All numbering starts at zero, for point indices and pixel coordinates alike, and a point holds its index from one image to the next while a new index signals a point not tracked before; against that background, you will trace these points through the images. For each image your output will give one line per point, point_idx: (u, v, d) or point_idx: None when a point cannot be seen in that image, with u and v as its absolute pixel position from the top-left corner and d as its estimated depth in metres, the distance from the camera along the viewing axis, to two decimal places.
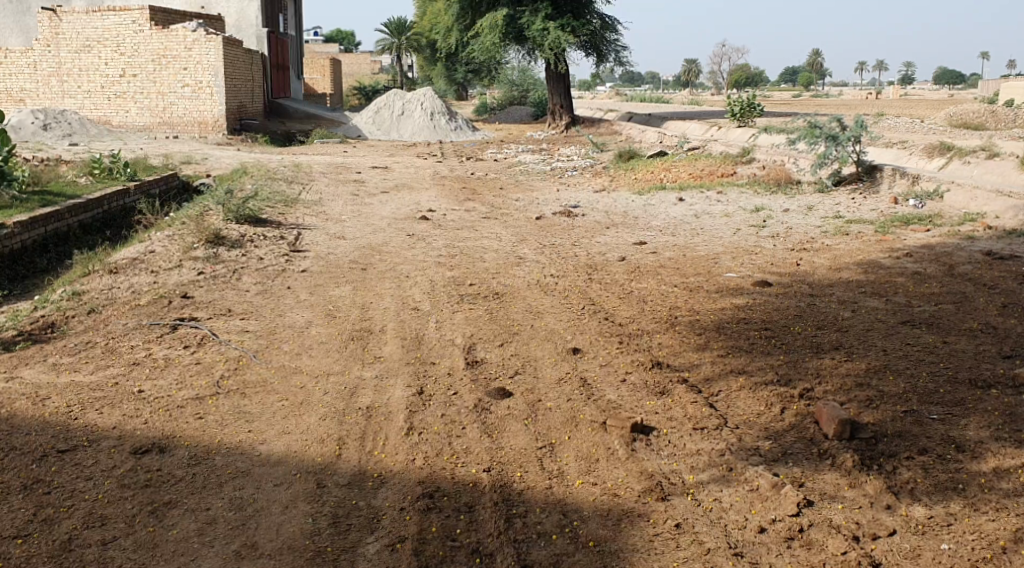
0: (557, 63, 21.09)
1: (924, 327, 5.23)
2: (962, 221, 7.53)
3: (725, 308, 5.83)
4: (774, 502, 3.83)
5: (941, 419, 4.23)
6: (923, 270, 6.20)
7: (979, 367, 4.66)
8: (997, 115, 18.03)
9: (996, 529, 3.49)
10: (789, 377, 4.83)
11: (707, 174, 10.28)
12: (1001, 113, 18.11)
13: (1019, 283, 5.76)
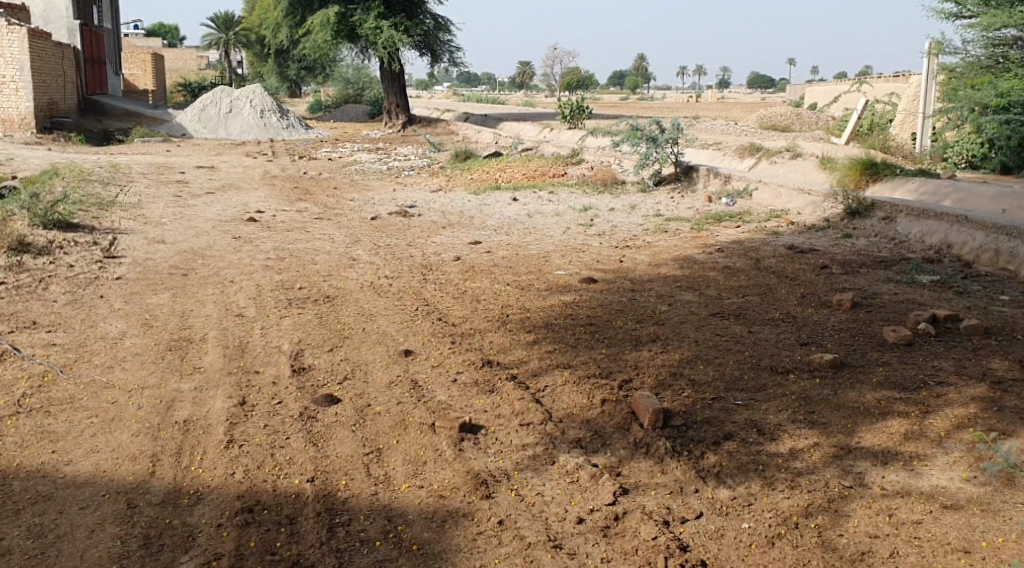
0: (390, 62, 20.94)
1: (733, 318, 5.59)
2: (768, 218, 8.10)
3: (554, 305, 5.97)
4: (592, 493, 3.97)
5: (745, 405, 4.54)
6: (733, 264, 6.62)
7: (779, 354, 5.02)
8: (801, 118, 19.57)
9: (790, 505, 3.76)
10: (611, 370, 5.03)
11: (540, 174, 10.52)
12: (804, 116, 19.65)
13: (816, 275, 6.25)
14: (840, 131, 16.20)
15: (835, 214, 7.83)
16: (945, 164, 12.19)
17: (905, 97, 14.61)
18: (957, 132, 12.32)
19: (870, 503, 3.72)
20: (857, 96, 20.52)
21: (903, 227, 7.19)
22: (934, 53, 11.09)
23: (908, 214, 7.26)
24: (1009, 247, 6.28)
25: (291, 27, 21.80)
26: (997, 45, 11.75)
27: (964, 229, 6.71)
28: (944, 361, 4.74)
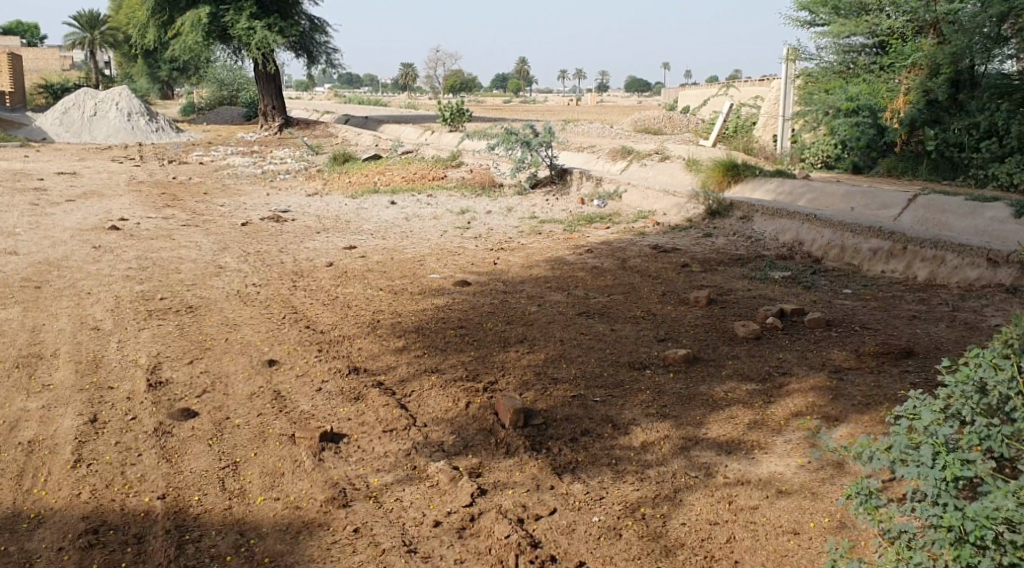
0: (265, 63, 20.57)
1: (597, 317, 5.75)
2: (636, 219, 8.36)
3: (426, 308, 5.99)
4: (451, 495, 3.99)
5: (602, 401, 4.70)
6: (601, 264, 6.80)
7: (639, 351, 5.22)
8: (673, 121, 20.32)
9: (638, 496, 3.92)
10: (477, 372, 5.07)
11: (418, 177, 10.53)
12: (676, 118, 20.46)
13: (678, 273, 6.50)
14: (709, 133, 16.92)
15: (697, 214, 8.15)
16: (803, 164, 12.89)
17: (769, 100, 15.40)
18: (812, 134, 13.01)
19: (712, 492, 3.92)
20: (722, 99, 21.36)
21: (760, 226, 7.57)
22: (789, 60, 11.62)
23: (763, 213, 7.64)
24: (854, 244, 6.71)
25: (160, 26, 21.00)
26: (847, 52, 13.03)
27: (815, 227, 7.12)
28: (788, 352, 5.02)
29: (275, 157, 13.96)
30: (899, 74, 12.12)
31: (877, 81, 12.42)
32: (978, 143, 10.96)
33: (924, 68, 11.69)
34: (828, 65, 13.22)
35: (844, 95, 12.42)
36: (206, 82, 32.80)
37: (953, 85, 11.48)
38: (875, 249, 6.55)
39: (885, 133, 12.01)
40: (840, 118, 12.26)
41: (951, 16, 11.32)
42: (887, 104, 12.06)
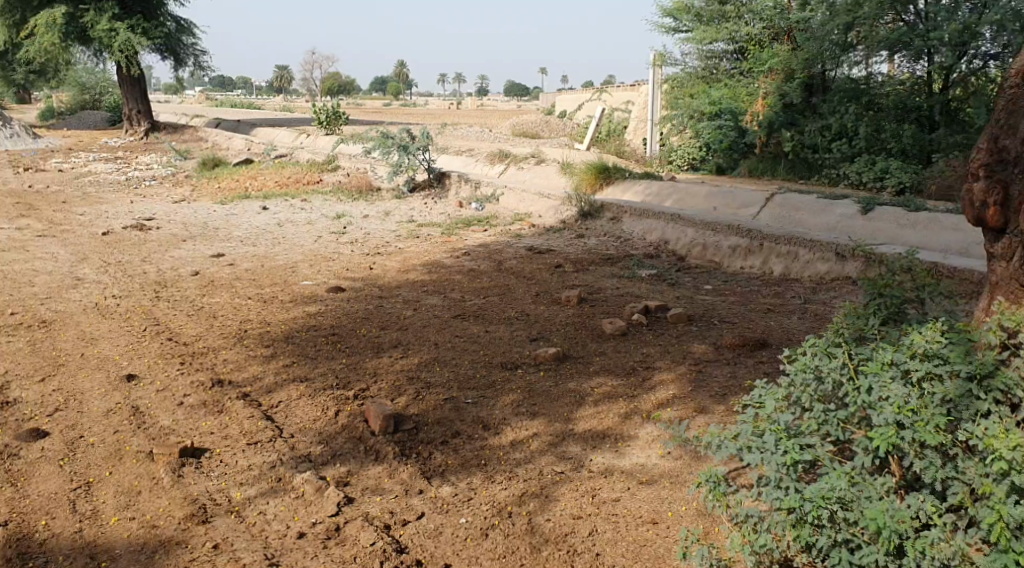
0: (129, 65, 19.75)
1: (471, 319, 5.80)
2: (513, 222, 8.48)
3: (297, 316, 5.88)
4: (316, 505, 3.91)
5: (474, 403, 4.74)
6: (477, 266, 6.88)
7: (511, 351, 5.29)
8: (551, 123, 20.91)
9: (506, 495, 3.96)
10: (348, 379, 5.01)
11: (293, 182, 10.66)
12: (553, 122, 20.95)
13: (552, 274, 6.64)
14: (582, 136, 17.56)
15: (570, 216, 8.36)
16: (670, 165, 13.67)
17: (638, 104, 16.07)
18: (679, 137, 13.90)
19: (577, 486, 4.01)
20: (596, 103, 22.06)
21: (628, 227, 7.86)
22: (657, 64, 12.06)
23: (631, 213, 7.93)
24: (714, 242, 7.05)
25: (11, 26, 19.86)
26: (709, 57, 13.97)
27: (678, 227, 7.44)
28: (652, 347, 5.19)
29: (141, 163, 13.52)
30: (757, 78, 12.99)
31: (737, 84, 13.35)
32: (829, 144, 11.76)
33: (780, 73, 12.58)
34: (692, 70, 14.07)
35: (708, 99, 13.25)
36: (66, 86, 31.28)
37: (807, 89, 12.33)
38: (734, 246, 6.89)
39: (745, 134, 12.90)
40: (704, 122, 13.13)
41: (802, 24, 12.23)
42: (747, 108, 12.96)
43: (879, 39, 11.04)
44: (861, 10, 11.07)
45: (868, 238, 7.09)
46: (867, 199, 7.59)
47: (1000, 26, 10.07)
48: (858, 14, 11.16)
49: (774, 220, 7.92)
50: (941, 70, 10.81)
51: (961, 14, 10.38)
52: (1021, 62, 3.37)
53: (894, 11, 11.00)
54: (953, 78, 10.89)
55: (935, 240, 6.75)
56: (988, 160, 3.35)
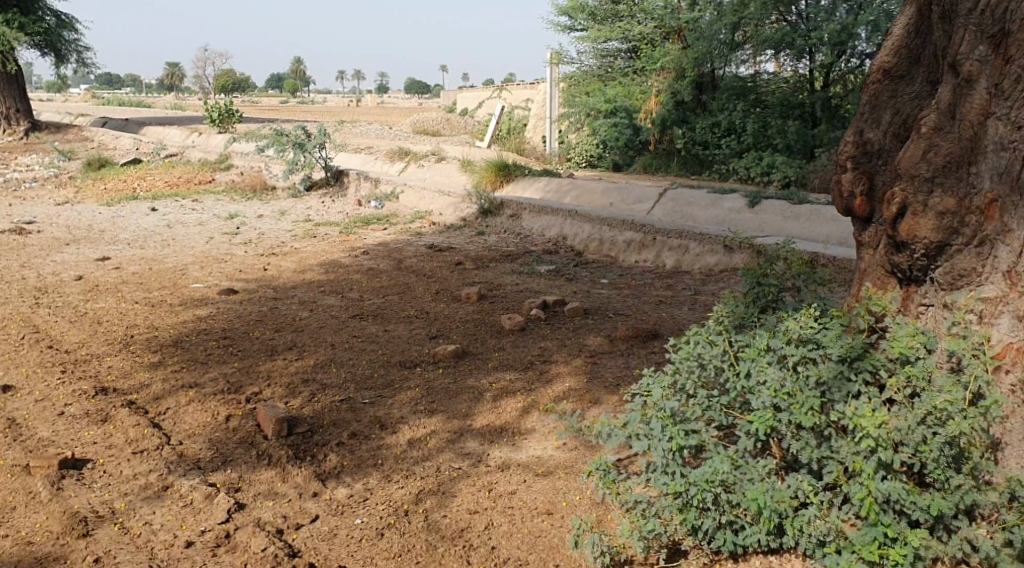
0: (5, 62, 18.78)
1: (369, 318, 5.79)
2: (413, 219, 8.82)
3: (186, 320, 5.71)
4: (205, 513, 3.77)
5: (371, 403, 4.69)
6: (375, 266, 6.96)
7: (409, 350, 5.29)
8: (451, 123, 20.85)
9: (403, 494, 3.92)
10: (240, 383, 4.89)
11: (184, 182, 10.61)
12: (454, 120, 21.05)
13: (450, 272, 6.79)
14: (482, 134, 18.16)
15: (470, 213, 8.79)
16: (568, 162, 14.20)
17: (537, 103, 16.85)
18: (577, 134, 14.34)
19: (474, 481, 4.01)
20: (497, 102, 22.39)
21: (526, 223, 8.27)
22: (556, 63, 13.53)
23: (530, 211, 8.29)
24: (610, 237, 7.37)
25: None
26: (604, 56, 14.47)
27: (575, 222, 7.79)
28: (549, 342, 5.30)
29: (20, 164, 12.97)
30: (650, 76, 13.56)
31: (632, 82, 13.88)
32: (719, 139, 12.30)
33: (672, 71, 13.12)
34: (589, 69, 14.57)
35: (603, 98, 13.76)
36: None
37: (697, 86, 12.93)
38: (629, 240, 7.21)
39: (640, 132, 13.40)
40: (601, 119, 13.57)
41: (691, 24, 12.75)
42: (641, 105, 13.44)
43: (765, 39, 11.68)
44: (747, 11, 11.70)
45: (756, 231, 7.45)
46: (753, 192, 7.99)
47: (874, 27, 10.78)
48: (744, 15, 11.78)
49: (666, 215, 8.27)
50: (822, 69, 11.56)
51: (839, 16, 11.08)
52: (880, 59, 3.53)
53: (777, 13, 11.73)
54: (833, 76, 11.64)
55: (817, 231, 7.11)
56: (854, 153, 3.49)
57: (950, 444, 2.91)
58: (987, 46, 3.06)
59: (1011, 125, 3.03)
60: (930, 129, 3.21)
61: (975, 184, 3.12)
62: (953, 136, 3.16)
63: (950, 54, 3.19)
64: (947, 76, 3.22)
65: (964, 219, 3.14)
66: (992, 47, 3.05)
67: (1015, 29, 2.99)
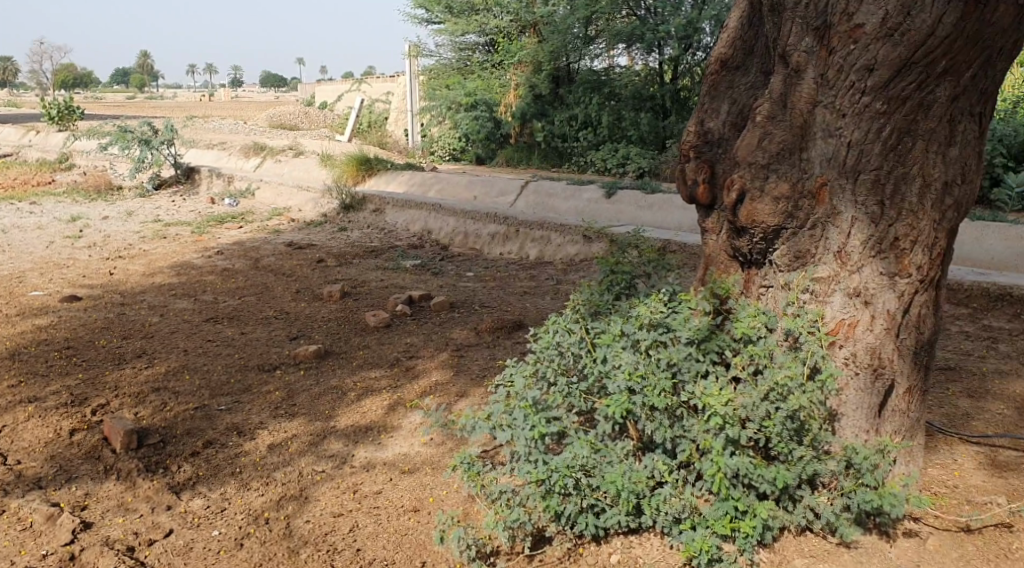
0: None
1: (225, 322, 5.60)
2: (271, 216, 8.92)
3: (23, 331, 5.31)
4: (47, 536, 3.49)
5: (228, 409, 4.51)
6: (231, 266, 6.80)
7: (268, 352, 5.15)
8: (310, 116, 20.62)
9: (262, 502, 3.78)
10: (84, 395, 4.59)
11: (20, 183, 10.06)
12: (312, 114, 20.67)
13: (310, 270, 6.74)
14: (342, 129, 18.17)
15: (332, 209, 8.97)
16: (432, 156, 14.65)
17: (396, 95, 17.07)
18: (438, 128, 14.79)
19: (337, 484, 3.91)
20: (355, 97, 22.23)
21: (389, 218, 8.53)
22: (412, 57, 13.73)
23: (393, 205, 8.56)
24: (475, 230, 7.67)
25: None
26: (462, 49, 14.76)
27: (439, 216, 8.10)
28: (414, 337, 5.31)
29: None
30: (507, 70, 13.96)
31: (490, 76, 14.18)
32: (576, 133, 12.98)
33: (528, 65, 13.61)
34: (447, 62, 14.84)
35: (463, 91, 14.17)
36: None
37: (554, 80, 13.53)
38: (493, 233, 7.52)
39: (500, 125, 14.03)
40: (462, 113, 14.04)
41: (547, 18, 13.10)
42: (500, 98, 13.94)
43: (617, 33, 12.17)
44: (598, 5, 12.20)
45: (612, 221, 7.76)
46: (610, 183, 8.31)
47: (716, 21, 11.50)
48: (595, 9, 12.26)
49: (528, 206, 8.63)
50: (671, 61, 12.17)
51: (684, 11, 11.71)
52: (719, 50, 3.69)
53: (627, 9, 12.32)
54: (681, 69, 12.25)
55: (668, 218, 7.43)
56: (697, 142, 3.62)
57: (792, 417, 3.05)
58: (812, 38, 3.18)
59: (836, 113, 3.17)
60: (764, 118, 3.35)
61: (807, 169, 3.27)
62: (785, 124, 3.29)
63: (780, 46, 3.33)
64: (779, 67, 3.35)
65: (798, 203, 3.29)
66: (817, 39, 3.17)
67: (836, 22, 3.10)
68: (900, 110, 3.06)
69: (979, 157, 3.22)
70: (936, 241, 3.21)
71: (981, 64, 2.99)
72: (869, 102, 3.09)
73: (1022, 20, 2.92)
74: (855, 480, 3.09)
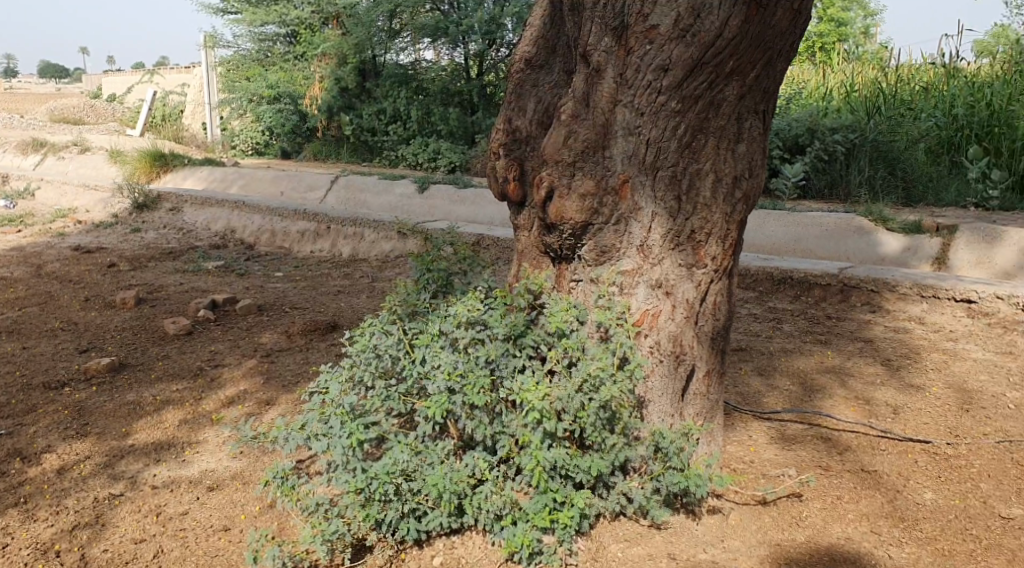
0: None
1: (2, 336, 5.01)
2: (54, 218, 8.13)
3: None
4: None
5: (7, 434, 4.03)
6: (9, 274, 6.11)
7: (54, 368, 4.66)
8: (96, 108, 19.08)
9: (51, 533, 3.36)
10: None
11: None
12: (100, 106, 19.03)
13: (102, 275, 6.20)
14: (134, 122, 16.99)
15: (124, 210, 8.38)
16: (234, 150, 14.43)
17: (192, 87, 16.17)
18: (240, 121, 14.46)
19: (139, 507, 3.56)
20: (146, 88, 20.86)
21: (188, 217, 8.08)
22: (209, 48, 12.94)
23: (192, 203, 8.17)
24: (282, 227, 7.40)
25: None
26: (262, 40, 14.33)
27: (242, 214, 7.78)
28: (220, 344, 5.01)
29: None
30: (310, 62, 13.86)
31: (292, 67, 14.00)
32: (385, 126, 12.91)
33: (333, 57, 13.35)
34: (245, 53, 14.36)
35: (264, 82, 13.79)
36: None
37: (360, 73, 13.25)
38: (303, 229, 7.28)
39: (306, 119, 13.88)
40: (264, 105, 13.76)
41: (350, 10, 12.85)
42: (304, 91, 13.87)
43: (422, 27, 12.08)
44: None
45: (426, 216, 7.75)
46: (422, 178, 8.27)
47: (518, 18, 11.67)
48: (399, 3, 12.17)
49: (340, 202, 8.50)
50: (476, 57, 12.19)
51: (487, 7, 11.75)
52: (522, 49, 3.71)
53: (431, 2, 12.21)
54: (486, 65, 12.31)
55: (480, 214, 7.44)
56: (504, 140, 3.65)
57: (604, 407, 3.13)
58: (610, 38, 3.28)
59: (635, 111, 3.28)
60: (569, 116, 3.41)
61: (610, 166, 3.37)
62: (588, 123, 3.37)
63: (581, 45, 3.38)
64: (580, 65, 3.40)
65: (602, 200, 3.39)
66: (615, 39, 3.26)
67: (632, 23, 3.21)
68: (693, 108, 3.22)
69: (764, 152, 3.44)
70: (727, 233, 3.41)
71: (763, 64, 3.20)
72: (664, 101, 3.22)
73: (796, 24, 3.15)
74: (663, 463, 3.24)
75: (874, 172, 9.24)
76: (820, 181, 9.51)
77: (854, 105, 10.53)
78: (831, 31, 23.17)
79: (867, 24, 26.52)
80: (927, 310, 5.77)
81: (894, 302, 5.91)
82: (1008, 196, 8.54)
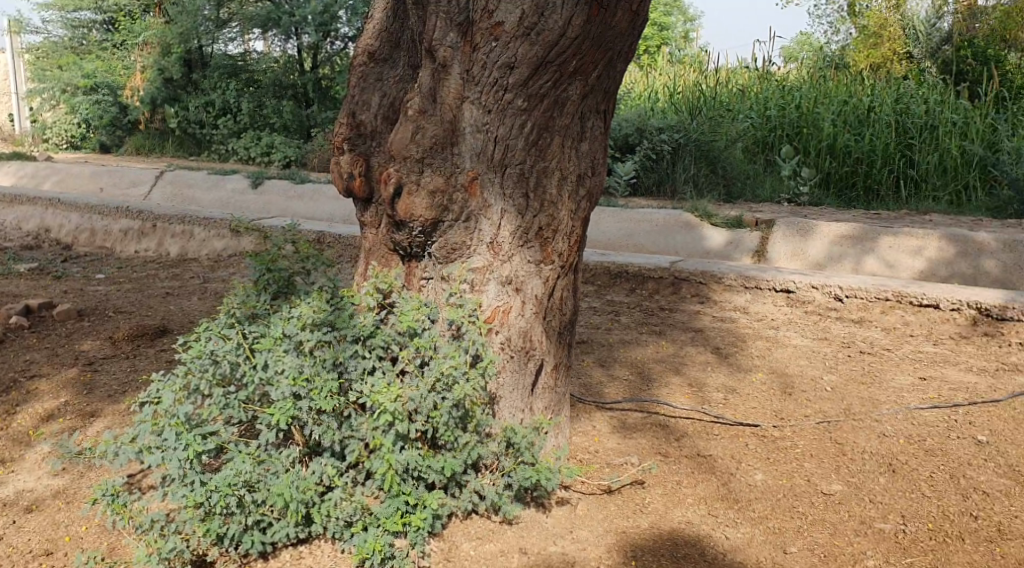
0: None
1: None
2: None
3: None
4: None
5: None
6: None
7: None
8: None
9: None
10: None
11: None
12: None
13: None
14: None
15: None
16: (47, 143, 13.48)
17: None
18: (52, 112, 13.48)
19: None
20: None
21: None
22: (14, 33, 11.78)
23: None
24: (103, 226, 6.89)
25: None
26: (77, 26, 13.44)
27: (57, 212, 7.23)
28: (35, 352, 4.57)
29: None
30: (131, 51, 13.00)
31: (111, 56, 13.14)
32: (214, 119, 12.32)
33: (155, 46, 12.58)
34: (57, 40, 13.42)
35: (80, 71, 12.91)
36: None
37: (186, 63, 12.54)
38: (126, 228, 6.79)
39: (127, 111, 12.96)
40: (80, 96, 12.88)
41: None
42: (125, 81, 12.98)
43: (251, 17, 11.57)
44: None
45: (261, 213, 7.44)
46: (255, 173, 7.94)
47: (353, 10, 11.43)
48: None
49: (165, 198, 8.02)
50: (310, 50, 11.87)
51: None
52: (364, 42, 3.63)
53: None
54: (321, 58, 11.95)
55: (319, 210, 7.23)
56: (349, 134, 3.55)
57: (456, 406, 3.11)
58: (456, 33, 3.25)
59: (482, 108, 3.28)
60: (416, 112, 3.36)
61: (458, 163, 3.35)
62: (435, 118, 3.33)
63: (426, 40, 3.34)
64: (426, 61, 3.36)
65: (451, 197, 3.37)
66: (461, 34, 3.24)
67: (477, 19, 3.20)
68: (539, 107, 3.26)
69: (605, 151, 3.53)
70: (573, 230, 3.47)
71: (604, 65, 3.28)
72: (511, 99, 3.24)
73: (636, 26, 3.23)
74: (515, 459, 3.27)
75: (697, 170, 9.84)
76: (649, 179, 9.99)
77: (678, 105, 11.13)
78: (656, 34, 24.70)
79: (688, 28, 28.23)
80: (751, 300, 6.17)
81: (721, 293, 6.27)
82: (815, 192, 9.31)
